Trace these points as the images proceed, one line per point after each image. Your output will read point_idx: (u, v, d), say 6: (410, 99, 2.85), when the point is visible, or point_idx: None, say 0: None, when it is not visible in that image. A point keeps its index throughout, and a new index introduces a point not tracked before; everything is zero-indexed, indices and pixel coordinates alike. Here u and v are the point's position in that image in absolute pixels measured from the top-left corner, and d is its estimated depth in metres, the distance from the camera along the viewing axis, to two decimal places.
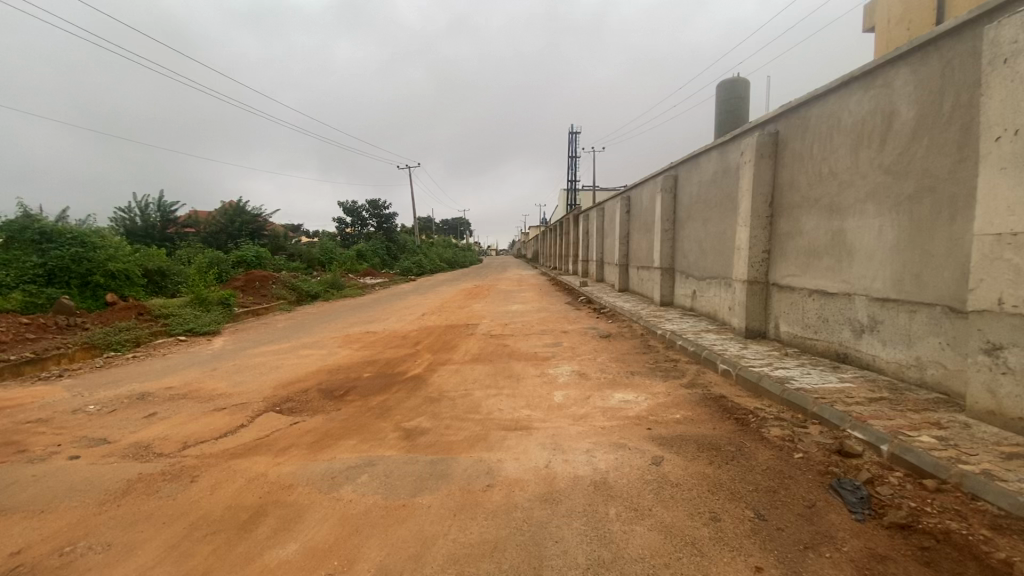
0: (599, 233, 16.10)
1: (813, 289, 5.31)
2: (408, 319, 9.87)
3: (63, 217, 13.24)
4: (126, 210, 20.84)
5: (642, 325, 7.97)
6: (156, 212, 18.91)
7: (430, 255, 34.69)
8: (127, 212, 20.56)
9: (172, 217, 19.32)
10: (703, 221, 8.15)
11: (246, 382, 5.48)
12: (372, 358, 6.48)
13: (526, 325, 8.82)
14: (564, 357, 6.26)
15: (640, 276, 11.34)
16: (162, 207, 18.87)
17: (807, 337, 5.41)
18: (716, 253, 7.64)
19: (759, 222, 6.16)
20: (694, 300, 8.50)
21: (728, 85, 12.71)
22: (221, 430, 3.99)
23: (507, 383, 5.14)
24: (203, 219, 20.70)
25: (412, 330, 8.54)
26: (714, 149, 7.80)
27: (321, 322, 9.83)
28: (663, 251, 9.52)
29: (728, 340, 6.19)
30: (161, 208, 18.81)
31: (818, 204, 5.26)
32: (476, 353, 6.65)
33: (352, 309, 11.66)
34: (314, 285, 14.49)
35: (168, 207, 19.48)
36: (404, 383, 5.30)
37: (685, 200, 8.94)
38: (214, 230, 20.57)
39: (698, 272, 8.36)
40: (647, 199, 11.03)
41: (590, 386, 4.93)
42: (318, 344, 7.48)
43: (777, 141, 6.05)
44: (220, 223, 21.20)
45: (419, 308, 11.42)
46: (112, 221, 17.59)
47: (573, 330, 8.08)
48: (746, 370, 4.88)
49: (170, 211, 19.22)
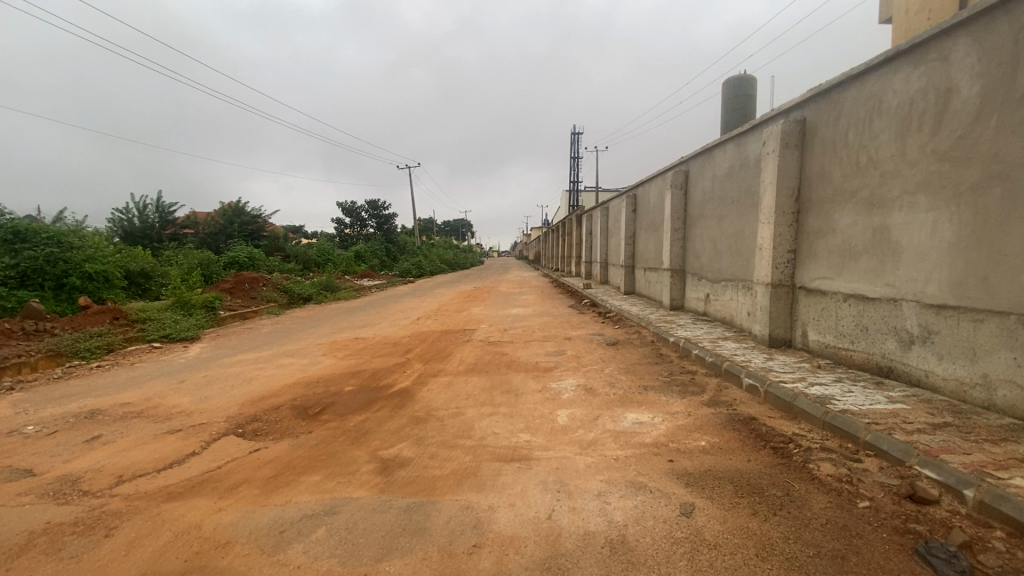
0: (603, 233, 15.52)
1: (849, 293, 4.71)
2: (402, 323, 9.30)
3: (61, 216, 12.94)
4: (122, 211, 20.45)
5: (652, 331, 7.38)
6: (153, 212, 18.51)
7: (431, 257, 34.14)
8: (122, 212, 20.17)
9: (169, 217, 18.92)
10: (718, 219, 7.55)
11: (213, 397, 4.90)
12: (357, 368, 5.91)
13: (526, 330, 8.23)
14: (568, 368, 5.66)
15: (648, 278, 10.74)
16: (160, 207, 18.47)
17: (842, 348, 4.80)
18: (733, 254, 7.04)
19: (785, 219, 5.56)
20: (708, 304, 7.91)
21: (734, 82, 12.16)
22: (168, 460, 3.41)
23: (504, 399, 4.56)
24: (202, 220, 20.31)
25: (405, 336, 7.96)
26: (730, 140, 7.21)
27: (309, 327, 9.26)
28: (673, 252, 8.93)
29: (750, 350, 5.59)
30: (160, 209, 18.44)
31: (855, 197, 4.65)
32: (471, 363, 6.06)
33: (344, 313, 11.08)
34: (307, 287, 13.95)
35: (167, 207, 19.09)
36: (388, 399, 4.71)
37: (698, 197, 8.35)
38: (214, 231, 20.22)
39: (711, 274, 7.78)
40: (655, 197, 10.45)
41: (598, 404, 4.33)
42: (302, 352, 6.91)
43: (805, 129, 5.45)
44: (221, 224, 20.87)
45: (414, 312, 10.84)
46: (109, 222, 17.22)
47: (578, 337, 7.49)
48: (777, 386, 4.28)
49: (168, 211, 18.84)
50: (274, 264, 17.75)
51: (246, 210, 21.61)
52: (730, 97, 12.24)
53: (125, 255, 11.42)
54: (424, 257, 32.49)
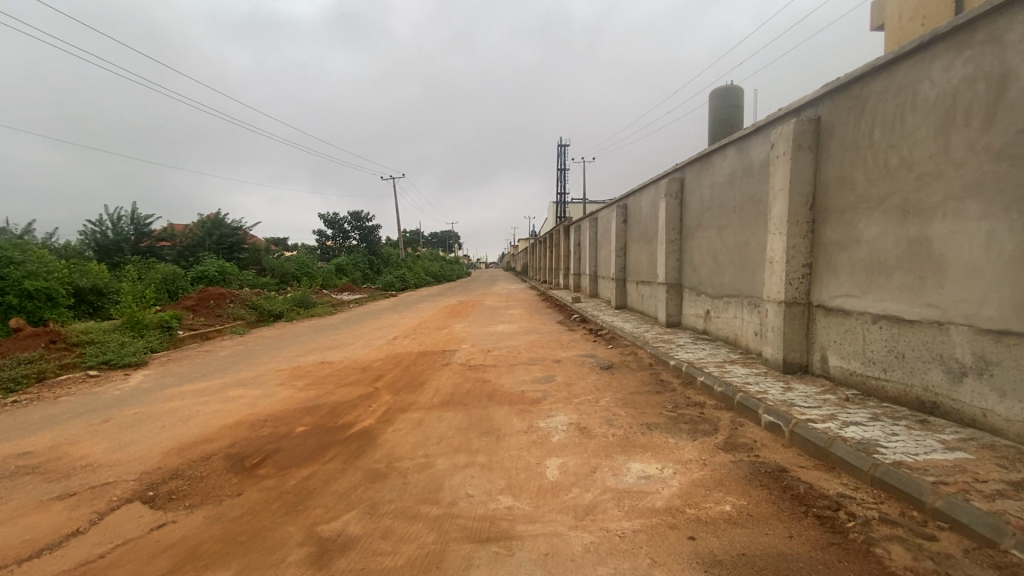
0: (593, 245, 14.93)
1: (879, 314, 4.09)
2: (376, 344, 8.52)
3: (28, 229, 12.21)
4: (96, 222, 19.58)
5: (650, 352, 6.71)
6: (128, 224, 17.60)
7: (415, 269, 33.33)
8: (95, 224, 19.29)
9: (145, 230, 18.02)
10: (719, 229, 6.96)
11: (134, 444, 4.09)
12: (316, 402, 5.13)
13: (511, 351, 7.50)
14: (559, 400, 4.95)
15: (642, 292, 10.12)
16: (135, 219, 17.56)
17: (873, 377, 4.17)
18: (736, 268, 6.43)
19: (799, 229, 4.95)
20: (708, 322, 7.28)
21: (721, 93, 11.70)
22: (42, 543, 2.64)
23: (482, 443, 3.83)
24: (179, 232, 19.40)
25: (377, 360, 7.19)
26: (731, 144, 6.64)
27: (274, 349, 8.43)
28: (669, 265, 8.31)
29: (763, 377, 4.93)
30: (135, 221, 17.61)
31: (885, 204, 4.06)
32: (447, 393, 5.31)
33: (316, 332, 10.26)
34: (279, 303, 13.11)
35: (144, 219, 18.19)
36: (344, 445, 3.95)
37: (695, 206, 7.76)
38: (192, 244, 19.43)
39: (711, 289, 7.17)
40: (647, 207, 9.87)
41: (594, 450, 3.63)
42: (256, 381, 6.10)
43: (819, 129, 4.87)
44: (199, 236, 19.99)
45: (391, 330, 10.05)
46: (79, 234, 16.38)
47: (568, 359, 6.80)
48: (806, 426, 3.61)
49: (145, 224, 17.93)
50: (248, 279, 16.80)
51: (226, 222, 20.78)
52: (715, 109, 11.81)
53: (75, 270, 10.49)
54: (409, 270, 31.66)
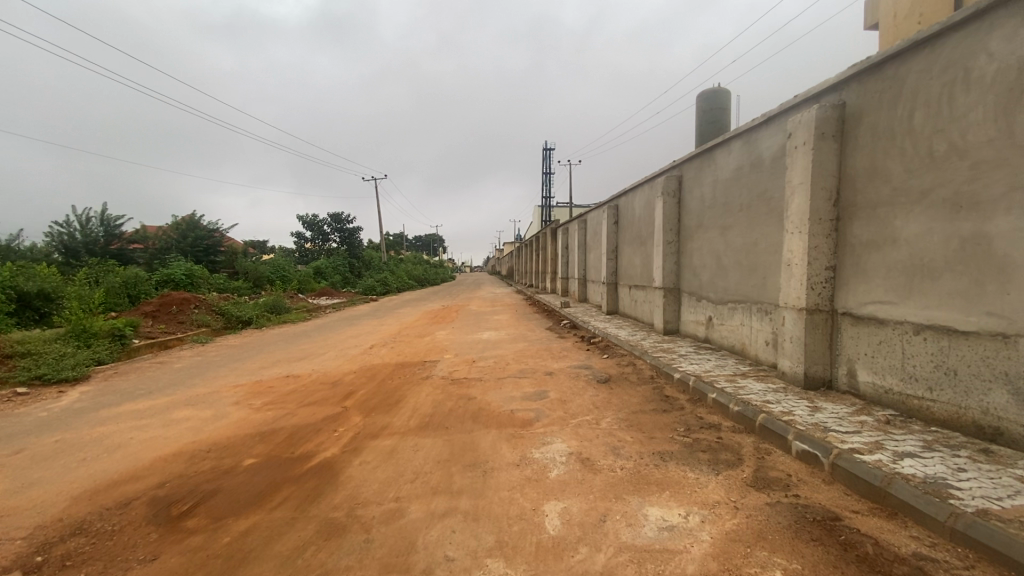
0: (581, 248, 14.38)
1: (923, 324, 3.56)
2: (350, 355, 7.80)
3: None
4: (62, 223, 18.58)
5: (650, 363, 6.12)
6: (97, 225, 16.69)
7: (398, 273, 32.47)
8: (63, 225, 18.30)
9: (115, 231, 17.09)
10: (723, 229, 6.43)
11: (40, 486, 3.35)
12: (272, 426, 4.42)
13: (498, 362, 6.86)
14: (554, 422, 4.31)
15: (635, 297, 9.58)
16: (104, 219, 16.63)
17: (915, 396, 3.64)
18: (744, 271, 5.90)
19: (822, 227, 4.41)
20: (710, 329, 6.74)
21: (708, 95, 11.27)
22: None
23: (465, 481, 3.18)
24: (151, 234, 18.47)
25: (349, 374, 6.47)
26: (738, 137, 6.12)
27: (236, 360, 7.65)
28: (666, 268, 7.77)
29: (783, 394, 4.37)
30: (105, 222, 16.74)
31: (930, 198, 3.53)
32: (426, 414, 4.64)
33: (286, 340, 9.48)
34: (248, 308, 12.27)
35: (113, 220, 17.26)
36: (298, 484, 3.26)
37: (695, 205, 7.23)
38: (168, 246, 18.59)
39: (714, 294, 6.64)
40: (641, 207, 9.34)
41: (600, 489, 3.01)
42: (209, 400, 5.35)
43: (845, 115, 4.35)
44: (170, 237, 18.99)
45: (368, 338, 9.32)
46: (45, 235, 15.47)
47: (560, 371, 6.19)
48: (851, 458, 3.04)
49: (116, 225, 17.02)
50: (218, 283, 15.85)
51: (202, 224, 19.89)
52: (704, 110, 11.37)
53: (19, 273, 9.55)
54: (391, 273, 30.82)
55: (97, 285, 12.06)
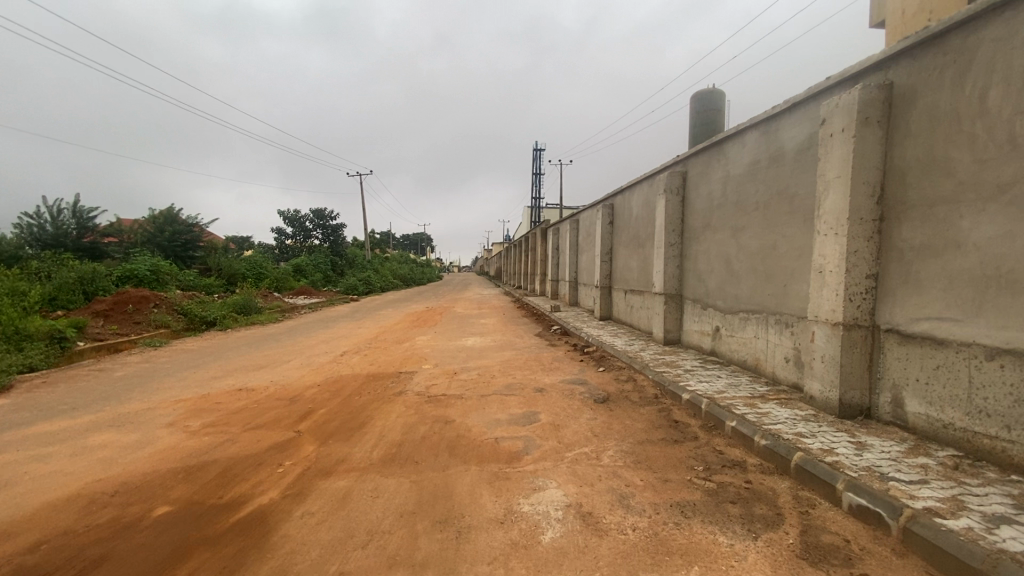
0: (573, 249, 13.70)
1: (999, 348, 2.92)
2: (318, 364, 6.99)
3: None
4: (35, 215, 17.70)
5: (653, 379, 5.43)
6: (69, 217, 15.75)
7: (382, 272, 31.55)
8: (36, 216, 17.46)
9: (89, 224, 16.17)
10: (735, 230, 5.77)
11: None
12: (203, 458, 3.63)
13: (483, 375, 6.11)
14: (547, 456, 3.58)
15: (631, 303, 8.91)
16: (77, 211, 15.72)
17: (988, 436, 2.99)
18: (760, 277, 5.24)
19: (862, 229, 3.76)
20: (717, 341, 6.09)
21: (702, 96, 10.66)
22: None
23: (433, 548, 2.44)
24: (128, 228, 17.67)
25: (312, 388, 5.68)
26: (754, 127, 5.46)
27: (188, 368, 6.82)
28: (667, 272, 7.11)
29: (816, 425, 3.71)
30: (77, 213, 15.90)
31: (1010, 194, 2.89)
32: (393, 443, 3.89)
33: (250, 345, 8.63)
34: (215, 308, 11.37)
35: (87, 211, 16.36)
36: (214, 549, 2.51)
37: (701, 203, 6.58)
38: (143, 240, 17.74)
39: (723, 302, 5.99)
40: (639, 206, 8.68)
41: (608, 563, 2.29)
42: (139, 420, 4.54)
43: (893, 98, 3.70)
44: (147, 231, 18.05)
45: (341, 344, 8.51)
46: (13, 226, 14.65)
47: (552, 387, 5.47)
48: (930, 523, 2.36)
49: (89, 217, 16.10)
50: (189, 280, 14.89)
51: (182, 218, 19.02)
52: (695, 114, 10.77)
53: None
54: (375, 272, 29.91)
55: (49, 280, 11.06)
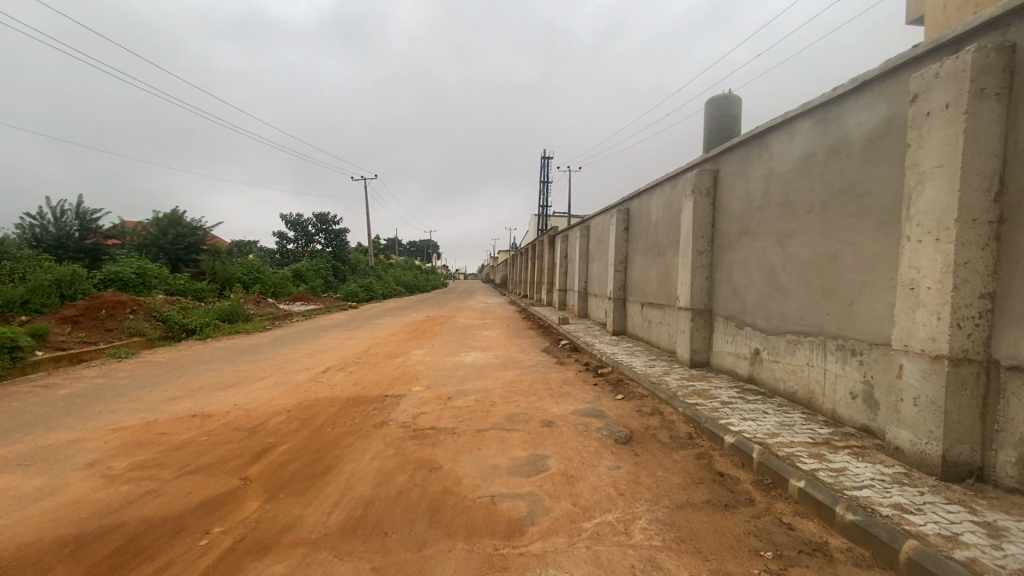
0: (584, 257, 12.82)
1: None
2: (294, 383, 6.13)
3: None
4: (38, 215, 17.31)
5: (685, 412, 4.54)
6: (72, 217, 15.20)
7: (385, 278, 30.77)
8: (39, 216, 17.06)
9: (93, 226, 15.61)
10: (781, 236, 4.89)
11: None
12: (108, 522, 2.78)
13: (481, 400, 5.23)
14: (559, 529, 2.69)
15: (650, 317, 8.01)
16: (80, 211, 15.27)
17: None
18: (818, 294, 4.35)
19: (976, 233, 2.87)
20: (757, 366, 5.20)
21: (717, 102, 9.77)
22: None
23: None
24: (131, 229, 17.21)
25: (279, 416, 4.81)
26: (808, 115, 4.59)
27: (146, 384, 5.98)
28: (695, 284, 6.22)
29: (917, 493, 2.80)
30: (79, 214, 15.41)
31: None
32: (359, 502, 3.01)
33: (226, 357, 7.78)
34: (198, 315, 10.58)
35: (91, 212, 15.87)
36: None
37: (737, 206, 5.70)
38: (145, 243, 17.26)
39: (765, 320, 5.10)
40: (660, 210, 7.81)
41: None
42: (55, 458, 3.69)
43: (1016, 63, 2.83)
44: (150, 234, 17.57)
45: (326, 358, 7.65)
46: (15, 226, 14.26)
47: (562, 420, 4.56)
48: None
49: (93, 219, 15.56)
50: (180, 284, 14.21)
51: (186, 221, 18.52)
52: (711, 120, 9.96)
53: None
54: (377, 279, 29.15)
55: (24, 281, 10.34)
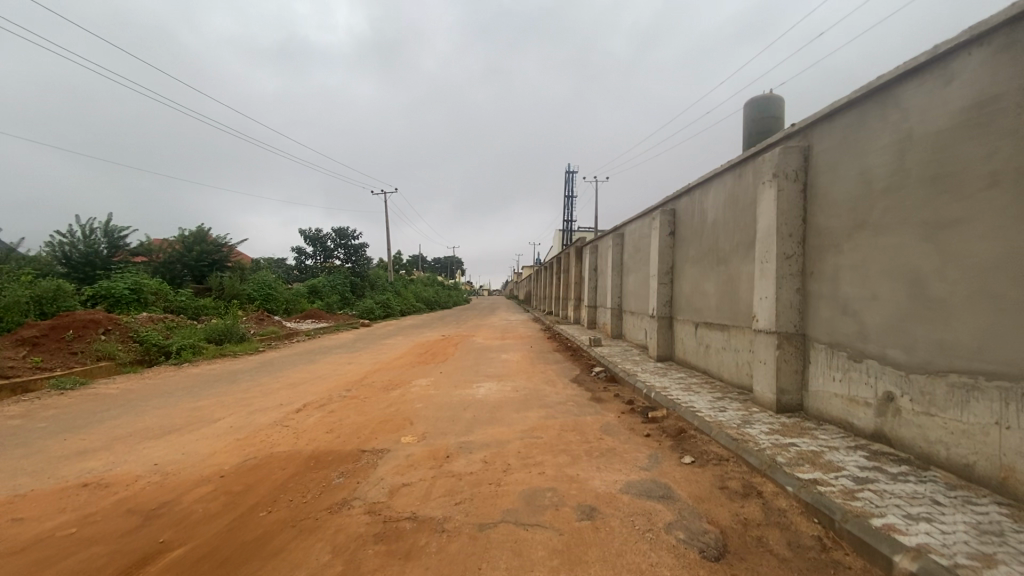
0: (618, 269, 11.25)
1: None
2: (252, 428, 4.73)
3: None
4: (69, 233, 16.94)
5: (799, 497, 2.96)
6: (101, 236, 14.51)
7: (404, 295, 29.70)
8: (71, 235, 16.68)
9: (120, 245, 14.90)
10: (932, 227, 3.31)
11: None
12: None
13: (492, 463, 3.70)
14: None
15: (709, 341, 6.40)
16: (109, 229, 14.64)
17: None
18: (1020, 315, 2.76)
19: None
20: (892, 419, 3.58)
21: (761, 103, 8.07)
22: None
23: None
24: (157, 247, 16.54)
25: (203, 486, 3.40)
26: (978, 43, 3.05)
27: (64, 428, 4.67)
28: (782, 299, 4.62)
29: None
30: (108, 232, 14.70)
31: None
32: None
33: (192, 389, 6.46)
34: (182, 336, 9.41)
35: (118, 230, 15.20)
36: None
37: (844, 191, 4.14)
38: (171, 260, 16.50)
39: (904, 353, 3.50)
40: (719, 208, 6.26)
41: None
42: None
43: None
44: (176, 252, 16.80)
45: (307, 392, 6.26)
46: (47, 245, 13.71)
47: (609, 505, 3.00)
48: None
49: (120, 237, 14.88)
50: (180, 302, 13.21)
51: (211, 238, 17.76)
52: (751, 121, 8.20)
53: None
54: (396, 295, 28.08)
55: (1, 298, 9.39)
